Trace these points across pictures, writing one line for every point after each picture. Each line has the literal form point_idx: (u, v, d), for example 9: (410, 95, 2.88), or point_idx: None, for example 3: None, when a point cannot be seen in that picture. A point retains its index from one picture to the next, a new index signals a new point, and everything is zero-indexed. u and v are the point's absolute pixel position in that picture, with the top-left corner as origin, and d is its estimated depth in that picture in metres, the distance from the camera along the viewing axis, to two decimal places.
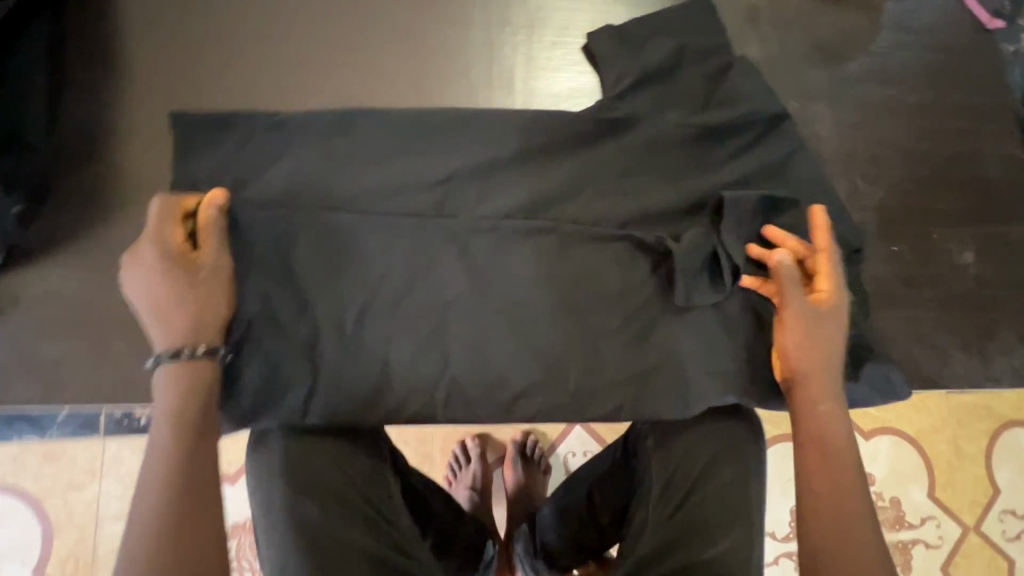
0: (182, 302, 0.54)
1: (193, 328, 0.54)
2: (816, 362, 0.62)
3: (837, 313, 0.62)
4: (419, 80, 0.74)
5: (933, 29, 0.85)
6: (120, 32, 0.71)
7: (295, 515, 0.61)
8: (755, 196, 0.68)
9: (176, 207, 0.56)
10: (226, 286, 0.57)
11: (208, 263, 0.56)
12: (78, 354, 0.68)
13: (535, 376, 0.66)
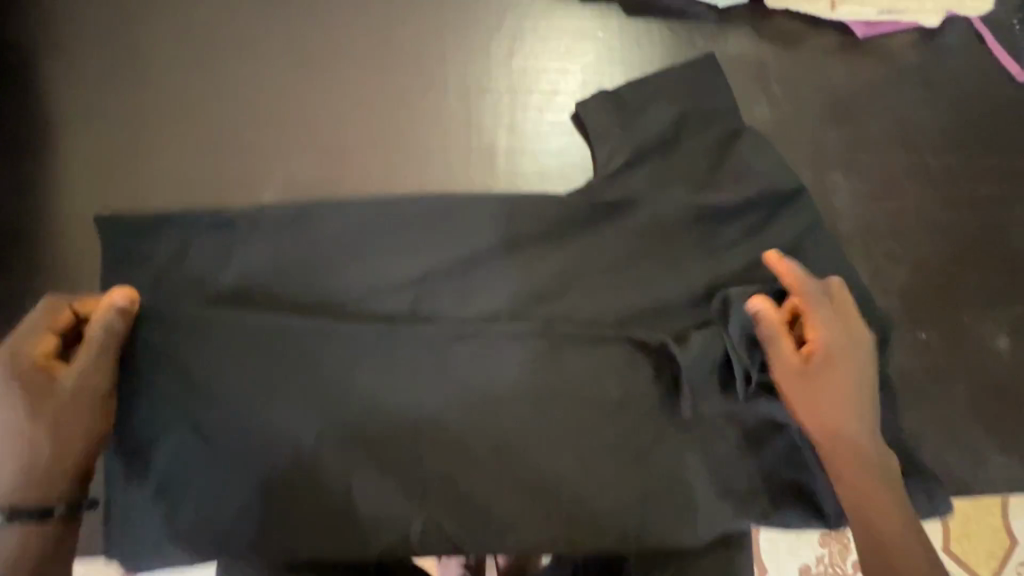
0: (29, 430, 0.50)
1: (38, 461, 0.50)
2: (821, 415, 0.57)
3: (835, 370, 0.58)
4: (397, 159, 0.68)
5: (957, 86, 0.80)
6: (57, 113, 0.65)
7: None
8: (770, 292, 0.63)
9: (53, 312, 0.52)
10: (94, 409, 0.53)
11: (75, 382, 0.51)
12: None
13: (526, 497, 0.62)
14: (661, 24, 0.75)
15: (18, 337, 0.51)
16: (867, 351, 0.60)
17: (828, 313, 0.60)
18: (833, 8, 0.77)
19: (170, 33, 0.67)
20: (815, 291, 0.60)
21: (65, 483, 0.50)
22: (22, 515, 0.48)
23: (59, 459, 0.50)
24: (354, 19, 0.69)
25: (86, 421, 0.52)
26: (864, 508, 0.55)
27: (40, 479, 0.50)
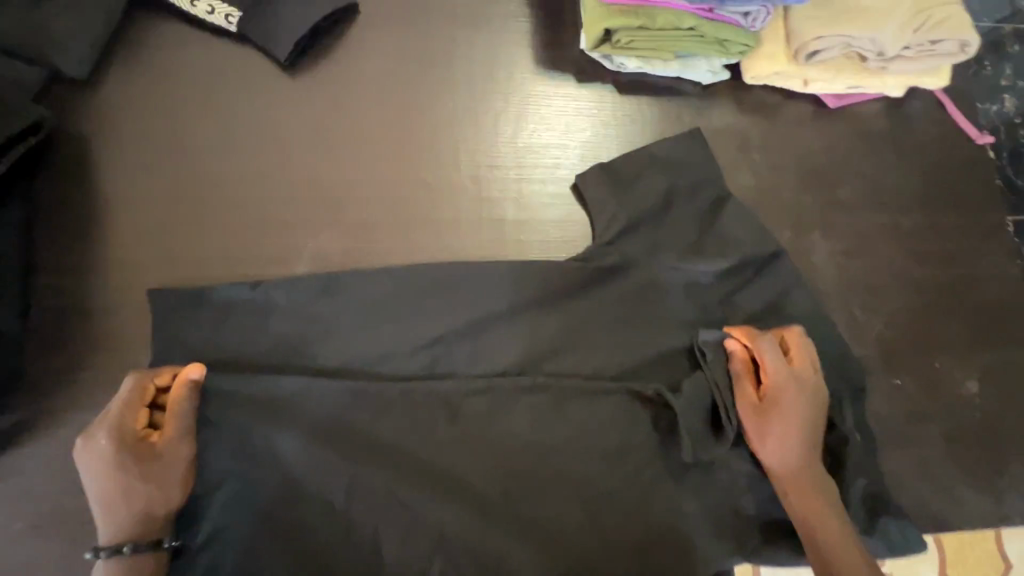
0: (134, 487, 0.59)
1: (145, 510, 0.59)
2: (780, 449, 0.66)
3: (788, 412, 0.66)
4: (417, 230, 0.76)
5: (922, 150, 0.89)
6: (107, 193, 0.72)
7: None
8: (755, 342, 0.69)
9: (145, 387, 0.62)
10: (184, 466, 0.62)
11: (168, 447, 0.61)
12: (60, 555, 0.62)
13: (535, 547, 0.66)
14: (651, 103, 0.84)
15: (119, 412, 0.61)
16: (818, 390, 0.68)
17: (781, 360, 0.69)
18: (806, 85, 0.84)
19: (217, 123, 0.76)
20: (766, 341, 0.69)
21: (169, 525, 0.61)
22: (137, 554, 0.58)
23: (161, 506, 0.60)
24: (380, 106, 0.79)
25: (178, 476, 0.61)
26: (813, 529, 0.63)
27: (147, 523, 0.59)
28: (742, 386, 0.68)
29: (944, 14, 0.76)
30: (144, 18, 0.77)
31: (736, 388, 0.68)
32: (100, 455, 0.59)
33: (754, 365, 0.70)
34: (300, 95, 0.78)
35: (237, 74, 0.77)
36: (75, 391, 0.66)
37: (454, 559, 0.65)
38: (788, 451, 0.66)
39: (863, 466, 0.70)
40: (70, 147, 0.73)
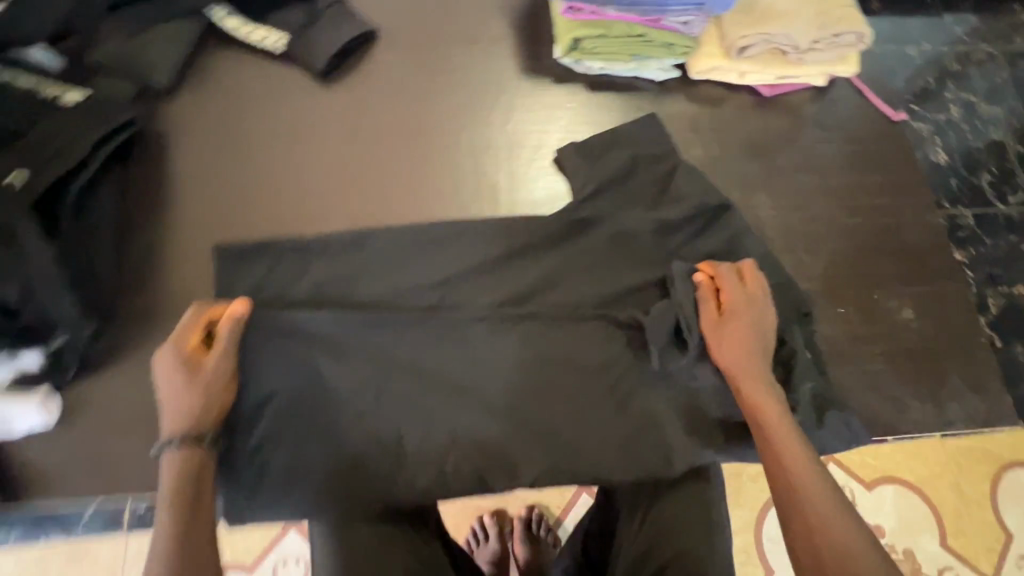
0: (184, 392, 0.66)
1: (194, 411, 0.66)
2: (734, 355, 0.76)
3: (740, 324, 0.78)
4: (427, 197, 0.93)
5: (848, 126, 1.06)
6: (176, 173, 0.88)
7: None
8: (711, 270, 0.83)
9: (198, 315, 0.72)
10: (227, 380, 0.70)
11: (214, 364, 0.69)
12: (130, 455, 0.73)
13: (532, 443, 0.79)
14: (616, 96, 1.03)
15: (176, 331, 0.69)
16: (767, 307, 0.80)
17: (737, 283, 0.81)
18: (741, 77, 1.02)
19: (263, 118, 0.93)
20: (724, 269, 0.82)
21: (211, 426, 0.66)
22: (185, 445, 0.63)
23: (206, 409, 0.66)
24: (394, 104, 0.97)
25: (223, 387, 0.69)
26: (760, 421, 0.72)
27: (195, 421, 0.66)
28: (704, 303, 0.80)
29: (839, 16, 0.96)
30: (208, 42, 0.96)
31: (700, 306, 0.80)
32: (160, 367, 0.67)
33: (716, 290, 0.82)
34: (329, 96, 0.96)
35: (281, 81, 0.96)
36: (145, 325, 0.79)
37: (467, 455, 0.78)
38: (739, 358, 0.76)
39: (811, 373, 0.83)
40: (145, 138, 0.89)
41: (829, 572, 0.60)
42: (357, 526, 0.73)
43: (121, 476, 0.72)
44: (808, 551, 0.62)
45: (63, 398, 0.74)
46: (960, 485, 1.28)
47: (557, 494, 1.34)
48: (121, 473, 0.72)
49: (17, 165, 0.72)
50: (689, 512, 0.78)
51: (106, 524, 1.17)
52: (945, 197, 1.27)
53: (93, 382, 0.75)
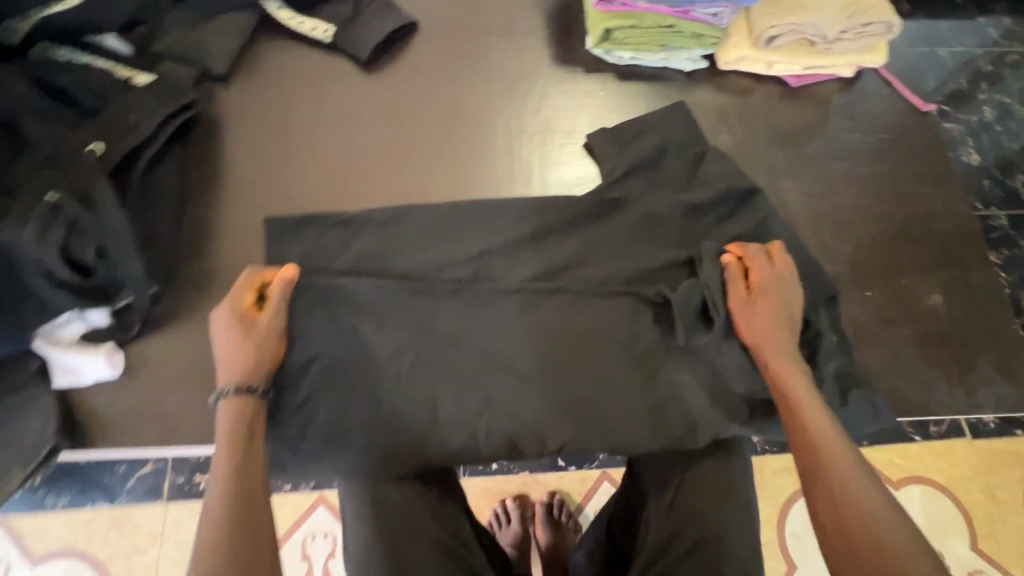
0: (240, 345, 0.72)
1: (248, 363, 0.71)
2: (761, 331, 0.79)
3: (768, 302, 0.80)
4: (463, 177, 0.97)
5: (876, 116, 1.07)
6: (229, 153, 0.94)
7: (387, 542, 0.74)
8: (743, 249, 0.84)
9: (252, 277, 0.78)
10: (277, 338, 0.76)
11: (266, 322, 0.75)
12: (187, 407, 0.79)
13: (560, 411, 0.83)
14: (645, 85, 1.06)
15: (232, 290, 0.75)
16: (795, 288, 0.82)
17: (766, 263, 0.83)
18: (769, 67, 1.05)
19: (310, 102, 0.99)
20: (753, 250, 0.85)
21: (263, 378, 0.72)
22: (242, 393, 0.69)
23: (259, 362, 0.72)
24: (432, 91, 1.02)
25: (273, 344, 0.75)
26: (786, 393, 0.74)
27: (250, 372, 0.71)
28: (733, 283, 0.82)
29: (868, 5, 0.97)
30: (261, 32, 1.03)
31: (730, 283, 0.82)
32: (218, 322, 0.73)
33: (744, 270, 0.84)
34: (372, 84, 1.02)
35: (327, 69, 1.02)
36: (201, 290, 0.85)
37: (498, 420, 0.82)
38: (766, 334, 0.78)
39: (836, 351, 0.84)
40: (201, 118, 0.95)
41: (852, 534, 0.61)
42: (395, 482, 0.79)
43: (181, 425, 0.78)
44: (831, 515, 0.63)
45: (127, 353, 0.80)
46: (992, 487, 1.25)
47: (579, 480, 1.30)
48: (180, 423, 0.78)
49: (94, 137, 0.78)
50: (709, 487, 0.81)
51: (147, 493, 1.19)
52: (978, 198, 1.25)
53: (155, 340, 0.81)
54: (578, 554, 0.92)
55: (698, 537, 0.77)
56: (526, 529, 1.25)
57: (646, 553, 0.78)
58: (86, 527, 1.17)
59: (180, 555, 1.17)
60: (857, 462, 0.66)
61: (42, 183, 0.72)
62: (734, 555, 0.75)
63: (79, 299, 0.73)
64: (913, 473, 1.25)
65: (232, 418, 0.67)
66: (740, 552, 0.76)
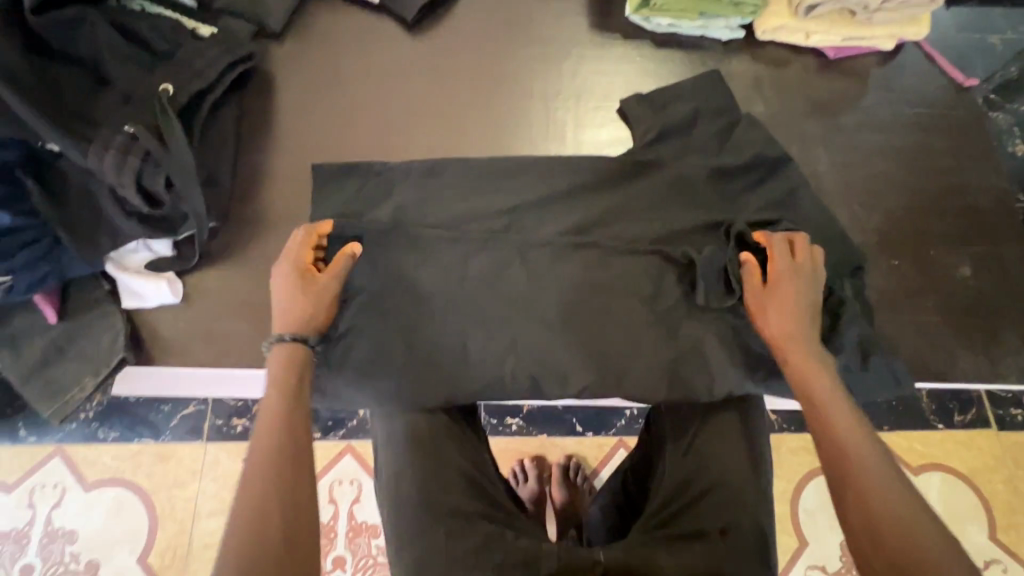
0: (296, 298, 0.75)
1: (301, 316, 0.74)
2: (782, 327, 0.76)
3: (787, 295, 0.77)
4: (499, 135, 1.01)
5: (916, 90, 1.06)
6: (280, 104, 0.99)
7: (416, 467, 0.79)
8: (770, 236, 0.83)
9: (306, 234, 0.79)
10: (332, 298, 0.78)
11: (324, 281, 0.77)
12: (241, 333, 0.87)
13: (584, 358, 0.87)
14: (681, 54, 1.08)
15: (294, 248, 0.78)
16: (813, 278, 0.79)
17: (787, 253, 0.80)
18: (807, 37, 1.05)
19: (358, 59, 1.04)
20: (777, 240, 0.82)
21: (312, 333, 0.74)
22: (292, 341, 0.71)
23: (311, 316, 0.75)
24: (471, 51, 1.06)
25: (327, 302, 0.77)
26: (807, 393, 0.71)
27: (300, 324, 0.74)
28: (750, 272, 0.81)
29: None
30: None
31: (748, 276, 0.81)
32: (279, 275, 0.76)
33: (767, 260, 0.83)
34: (416, 44, 1.06)
35: (374, 28, 1.06)
36: (255, 230, 0.91)
37: (526, 364, 0.86)
38: (789, 330, 0.76)
39: (861, 314, 0.86)
40: (255, 72, 1.01)
41: (887, 544, 0.58)
42: (427, 414, 0.84)
43: (235, 351, 0.87)
44: (861, 522, 0.60)
45: (189, 283, 0.88)
46: (1015, 480, 1.24)
47: (596, 446, 1.34)
48: (235, 347, 0.87)
49: (166, 80, 0.84)
50: (723, 438, 0.84)
51: (188, 432, 1.26)
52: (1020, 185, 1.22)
53: (216, 272, 0.89)
54: (592, 509, 0.96)
55: (711, 481, 0.80)
56: (543, 488, 1.29)
57: (661, 493, 0.81)
58: (134, 459, 1.25)
59: (217, 490, 1.24)
60: (888, 466, 0.63)
61: (123, 120, 0.80)
62: (743, 498, 0.79)
63: (147, 228, 0.81)
64: (933, 459, 1.24)
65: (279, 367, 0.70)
66: (749, 496, 0.79)
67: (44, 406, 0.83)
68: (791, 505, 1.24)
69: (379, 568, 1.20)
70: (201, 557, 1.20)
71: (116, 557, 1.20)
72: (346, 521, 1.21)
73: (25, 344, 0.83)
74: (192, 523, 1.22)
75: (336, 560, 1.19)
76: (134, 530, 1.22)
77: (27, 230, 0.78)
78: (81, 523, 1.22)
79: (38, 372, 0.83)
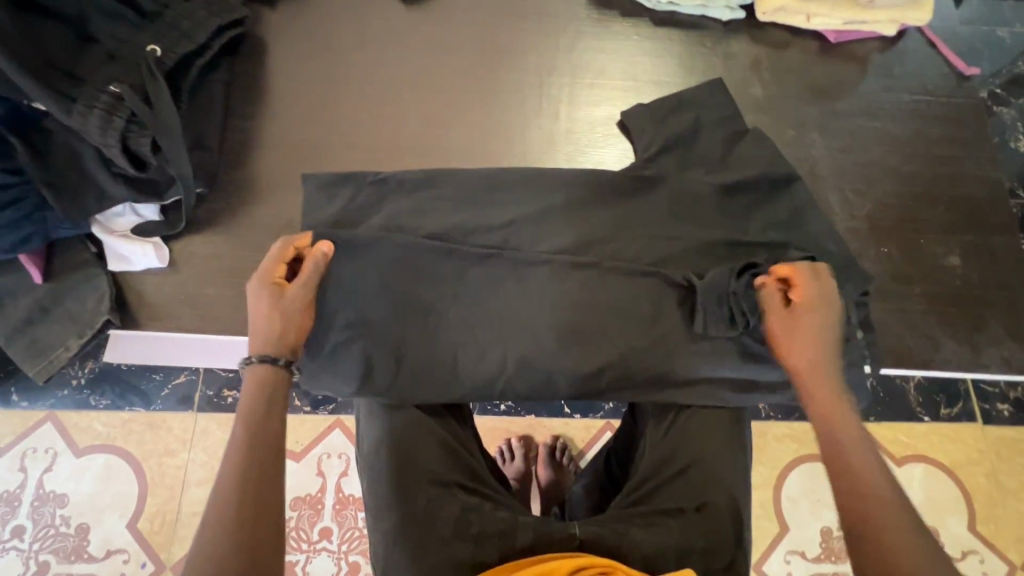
0: (267, 314, 0.72)
1: (274, 333, 0.71)
2: (803, 358, 0.73)
3: (812, 324, 0.74)
4: (493, 111, 1.00)
5: (916, 77, 1.05)
6: (271, 72, 0.98)
7: (400, 441, 0.81)
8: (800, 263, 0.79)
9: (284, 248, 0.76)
10: (305, 309, 0.74)
11: (294, 292, 0.74)
12: (227, 300, 0.87)
13: (569, 335, 0.87)
14: (679, 33, 1.06)
15: (266, 261, 0.76)
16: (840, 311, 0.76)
17: (816, 280, 0.77)
18: (808, 20, 1.04)
19: (351, 30, 1.02)
20: (807, 266, 0.78)
21: (286, 349, 0.70)
22: (264, 362, 0.68)
23: (284, 330, 0.71)
24: (468, 25, 1.04)
25: (300, 315, 0.74)
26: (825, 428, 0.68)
27: (274, 342, 0.70)
28: (775, 297, 0.78)
29: None
30: None
31: (773, 301, 0.78)
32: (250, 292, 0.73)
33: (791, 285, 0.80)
34: (411, 15, 1.04)
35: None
36: (243, 198, 0.91)
37: (511, 339, 0.86)
38: (811, 361, 0.72)
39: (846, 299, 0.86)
40: (247, 37, 0.99)
41: None
42: (407, 391, 0.84)
43: (222, 317, 0.87)
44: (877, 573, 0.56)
45: (175, 248, 0.88)
46: (997, 474, 1.25)
47: (583, 428, 1.35)
48: (221, 313, 0.87)
49: (152, 40, 0.83)
50: (705, 425, 0.86)
51: (179, 401, 1.27)
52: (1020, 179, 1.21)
53: (204, 238, 0.89)
54: (575, 487, 0.97)
55: (691, 464, 0.81)
56: (529, 468, 1.30)
57: (641, 473, 0.82)
58: (125, 427, 1.26)
59: (206, 460, 1.25)
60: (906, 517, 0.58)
61: (107, 80, 0.79)
62: (720, 476, 0.80)
63: (132, 190, 0.81)
64: (917, 451, 1.25)
65: (254, 390, 0.67)
66: (727, 476, 0.80)
67: (29, 366, 0.87)
68: (773, 492, 1.25)
69: (365, 540, 1.22)
70: (189, 523, 1.22)
71: (105, 521, 1.22)
72: (333, 494, 1.23)
73: (9, 304, 0.84)
74: (180, 491, 1.24)
75: (322, 531, 1.21)
76: (123, 495, 1.23)
77: (11, 188, 0.78)
78: (71, 488, 1.24)
79: (20, 333, 0.85)
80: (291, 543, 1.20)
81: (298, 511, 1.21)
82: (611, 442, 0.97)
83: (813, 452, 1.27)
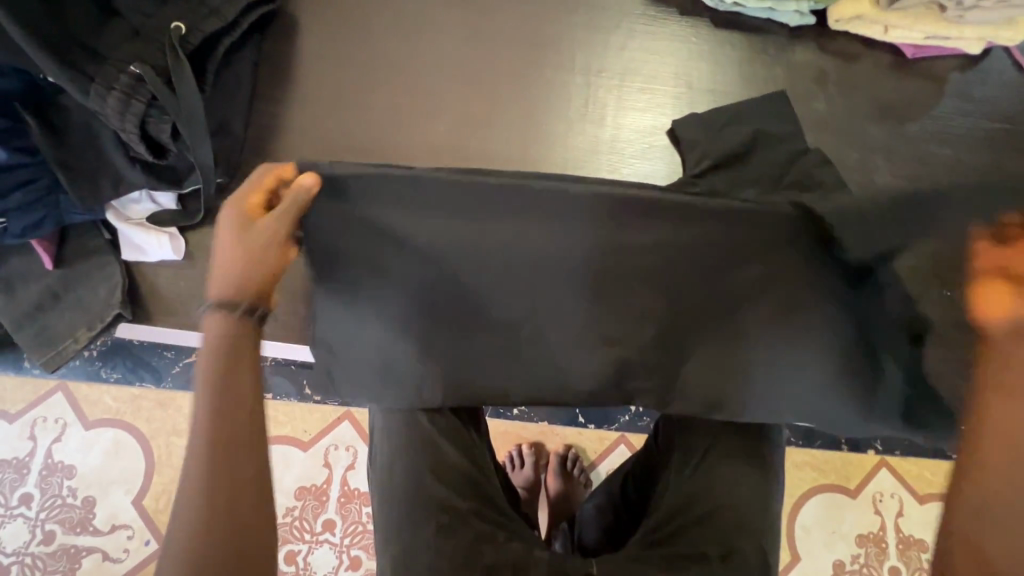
0: (231, 249, 0.58)
1: (238, 274, 0.57)
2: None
3: None
4: (533, 110, 0.94)
5: (998, 101, 0.96)
6: (301, 54, 0.92)
7: (417, 459, 0.78)
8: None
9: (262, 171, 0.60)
10: (278, 247, 0.59)
11: (266, 225, 0.58)
12: None
13: None
14: (742, 37, 0.98)
15: (242, 184, 0.60)
16: None
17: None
18: (886, 32, 0.93)
19: (389, 11, 0.95)
20: None
21: (249, 296, 0.57)
22: (222, 310, 0.56)
23: (246, 274, 0.57)
24: (513, 12, 0.97)
25: (272, 256, 0.59)
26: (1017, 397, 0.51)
27: (237, 285, 0.57)
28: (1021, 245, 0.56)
29: None
30: None
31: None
32: (220, 223, 0.59)
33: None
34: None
35: None
36: None
37: None
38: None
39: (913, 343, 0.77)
40: (279, 16, 0.93)
41: None
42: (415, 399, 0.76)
43: None
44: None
45: (193, 239, 0.84)
46: None
47: (596, 439, 1.30)
48: None
49: (177, 17, 0.77)
50: (733, 456, 0.82)
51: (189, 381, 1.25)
52: None
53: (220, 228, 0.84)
54: (587, 505, 0.93)
55: (718, 494, 0.79)
56: (538, 475, 1.27)
57: (669, 503, 0.79)
58: (134, 402, 1.24)
59: None
60: None
61: (126, 58, 0.74)
62: (747, 511, 0.78)
63: (151, 177, 0.78)
64: (939, 490, 1.19)
65: (215, 342, 0.55)
66: (753, 510, 0.78)
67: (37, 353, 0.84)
68: (790, 522, 1.20)
69: (368, 535, 1.20)
70: None
71: (111, 494, 1.21)
72: (339, 486, 1.20)
73: (20, 288, 0.82)
74: None
75: (326, 523, 1.19)
76: (131, 470, 1.22)
77: (24, 169, 0.74)
78: (79, 459, 1.23)
79: (29, 320, 0.83)
80: (293, 533, 1.18)
81: (303, 501, 1.19)
82: (629, 460, 0.94)
83: (834, 483, 1.21)
